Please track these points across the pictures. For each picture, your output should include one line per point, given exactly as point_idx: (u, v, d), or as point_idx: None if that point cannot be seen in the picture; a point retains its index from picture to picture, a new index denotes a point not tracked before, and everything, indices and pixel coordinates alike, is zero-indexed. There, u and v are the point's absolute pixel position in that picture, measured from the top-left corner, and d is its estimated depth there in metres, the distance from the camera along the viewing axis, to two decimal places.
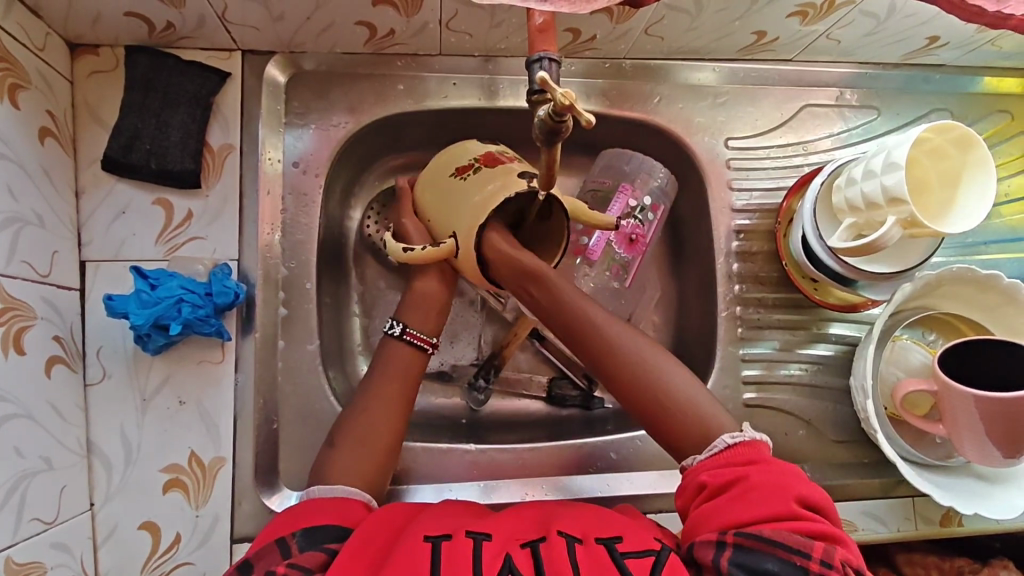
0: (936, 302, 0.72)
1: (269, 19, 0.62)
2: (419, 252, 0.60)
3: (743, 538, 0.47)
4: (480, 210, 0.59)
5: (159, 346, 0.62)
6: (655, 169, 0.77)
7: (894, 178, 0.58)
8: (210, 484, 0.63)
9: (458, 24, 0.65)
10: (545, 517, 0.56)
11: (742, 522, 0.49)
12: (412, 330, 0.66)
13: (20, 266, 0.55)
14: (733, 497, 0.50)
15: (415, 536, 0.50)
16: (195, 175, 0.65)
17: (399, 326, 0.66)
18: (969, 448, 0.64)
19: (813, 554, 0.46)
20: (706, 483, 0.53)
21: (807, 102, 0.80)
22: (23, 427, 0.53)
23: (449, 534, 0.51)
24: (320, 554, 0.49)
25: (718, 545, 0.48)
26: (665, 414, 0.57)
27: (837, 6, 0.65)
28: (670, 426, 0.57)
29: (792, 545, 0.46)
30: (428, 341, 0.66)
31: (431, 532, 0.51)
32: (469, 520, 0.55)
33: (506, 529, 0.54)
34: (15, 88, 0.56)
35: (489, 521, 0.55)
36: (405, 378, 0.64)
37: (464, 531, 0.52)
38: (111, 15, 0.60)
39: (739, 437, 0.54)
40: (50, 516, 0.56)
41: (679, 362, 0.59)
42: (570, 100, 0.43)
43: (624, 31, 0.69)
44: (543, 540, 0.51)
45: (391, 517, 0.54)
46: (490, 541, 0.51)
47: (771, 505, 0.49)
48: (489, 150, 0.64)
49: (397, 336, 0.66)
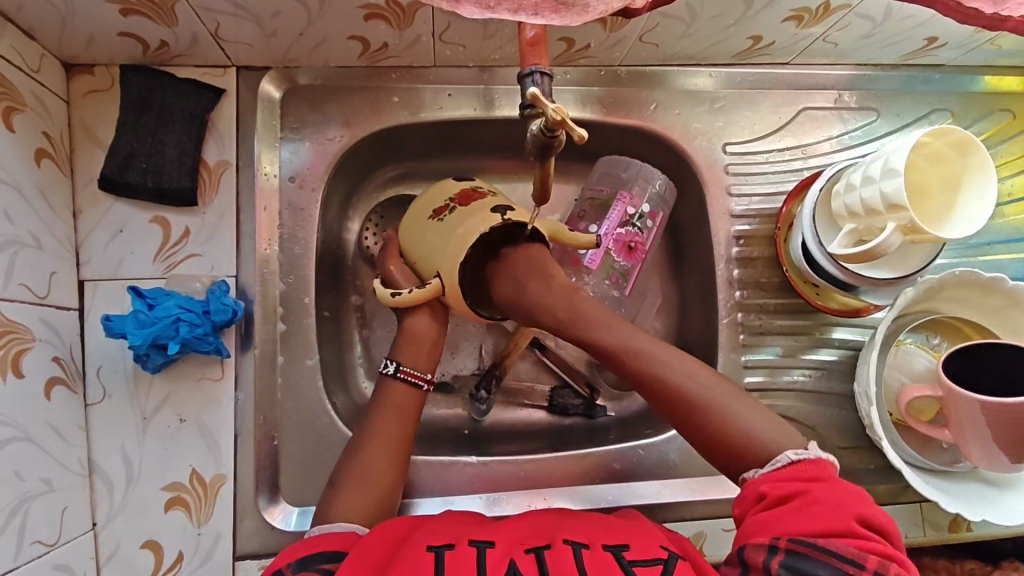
0: (939, 305, 0.71)
1: (261, 36, 0.62)
2: (408, 294, 0.61)
3: (796, 546, 0.47)
4: (457, 247, 0.59)
5: (158, 365, 0.62)
6: (653, 175, 0.76)
7: (893, 184, 0.57)
8: (212, 501, 0.63)
9: (451, 36, 0.65)
10: (551, 522, 0.56)
11: (797, 531, 0.48)
12: (406, 368, 0.66)
13: (18, 289, 0.55)
14: (794, 508, 0.50)
15: (416, 548, 0.51)
16: (192, 193, 0.65)
17: (393, 364, 0.67)
18: (976, 453, 0.63)
19: (866, 565, 0.46)
20: (766, 491, 0.52)
21: (805, 106, 0.79)
22: (24, 450, 0.53)
23: (451, 543, 0.52)
24: (315, 573, 0.50)
25: (770, 551, 0.48)
26: (720, 434, 0.56)
27: (832, 10, 0.65)
28: (724, 443, 0.56)
29: (847, 557, 0.46)
30: (422, 377, 0.67)
31: (433, 542, 0.52)
32: (473, 530, 0.55)
33: (509, 536, 0.54)
34: (10, 111, 0.56)
35: (492, 530, 0.55)
36: (403, 403, 0.65)
37: (467, 539, 0.52)
38: (104, 36, 0.60)
39: (803, 454, 0.53)
40: (52, 538, 0.56)
41: (725, 384, 0.58)
42: (561, 115, 0.43)
43: (618, 39, 0.68)
44: (547, 547, 0.51)
45: (387, 536, 0.54)
46: (492, 548, 0.51)
47: (831, 519, 0.48)
48: (463, 188, 0.65)
49: (390, 374, 0.66)
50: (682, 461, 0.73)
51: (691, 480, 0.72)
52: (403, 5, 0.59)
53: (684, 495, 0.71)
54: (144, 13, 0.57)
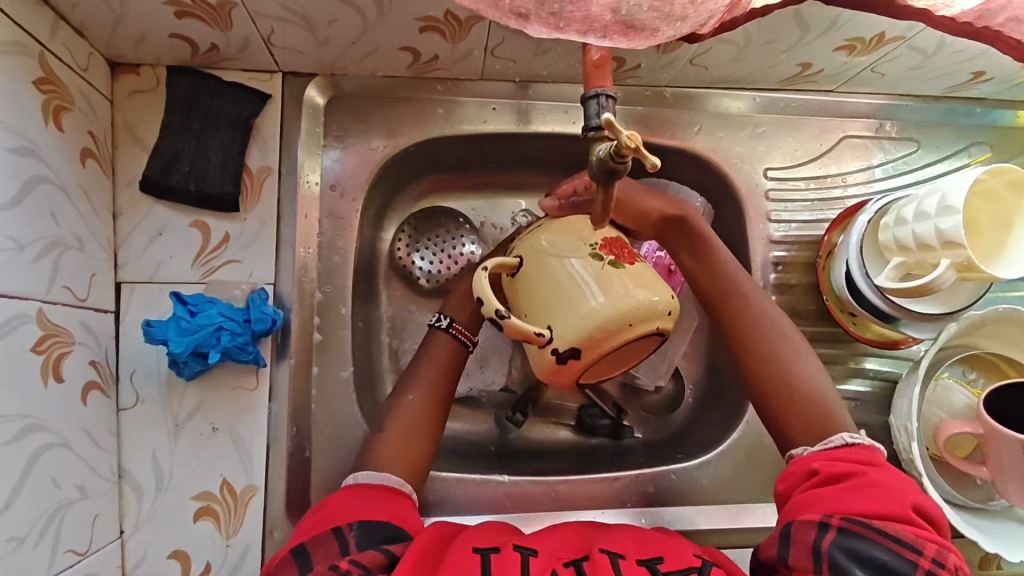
0: (978, 340, 0.71)
1: (313, 43, 0.61)
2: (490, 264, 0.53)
3: (849, 523, 0.49)
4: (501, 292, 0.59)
5: (194, 372, 0.61)
6: (692, 196, 0.81)
7: (950, 221, 0.57)
8: (242, 512, 0.62)
9: (503, 51, 0.65)
10: (586, 537, 0.56)
11: (852, 509, 0.50)
12: (458, 325, 0.65)
13: (61, 291, 0.54)
14: (849, 489, 0.51)
15: (463, 547, 0.50)
16: (233, 198, 0.64)
17: (446, 319, 0.65)
18: (1013, 493, 0.62)
19: (924, 551, 0.47)
20: (818, 470, 0.54)
21: (845, 134, 0.79)
22: (60, 455, 0.52)
23: (497, 547, 0.51)
24: (380, 554, 0.49)
25: (822, 528, 0.49)
26: (785, 393, 0.59)
27: (886, 41, 0.65)
28: (783, 402, 0.59)
29: (904, 540, 0.48)
30: (470, 338, 0.65)
31: (478, 544, 0.51)
32: (512, 536, 0.55)
33: (550, 547, 0.53)
34: (60, 110, 0.55)
35: (532, 539, 0.55)
36: (445, 358, 0.64)
37: (512, 544, 0.52)
38: (156, 37, 0.59)
39: (856, 438, 0.55)
40: (84, 547, 0.54)
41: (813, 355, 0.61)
42: (635, 142, 0.41)
43: (669, 60, 0.68)
44: (586, 560, 0.51)
45: (440, 531, 0.54)
46: (536, 556, 0.51)
47: (887, 505, 0.50)
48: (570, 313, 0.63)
49: (443, 329, 0.65)
50: (714, 488, 0.73)
51: (722, 507, 0.72)
52: (460, 19, 0.59)
53: (715, 523, 0.71)
54: (199, 16, 0.56)
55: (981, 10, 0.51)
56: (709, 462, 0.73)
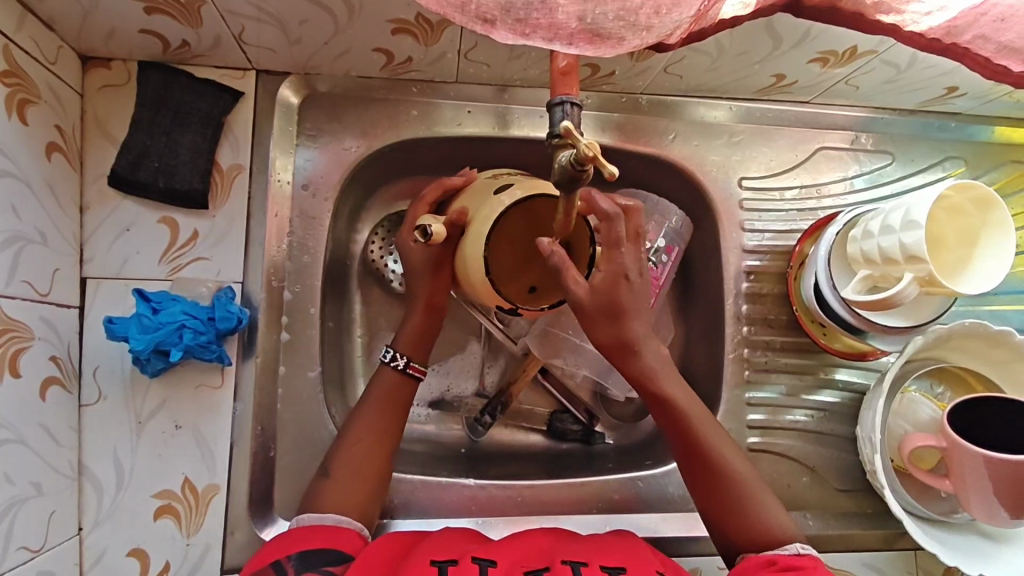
0: (946, 354, 0.71)
1: (285, 42, 0.61)
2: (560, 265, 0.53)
3: None
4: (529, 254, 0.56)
5: (158, 369, 0.61)
6: (670, 211, 0.76)
7: (913, 236, 0.57)
8: (203, 511, 0.62)
9: (477, 54, 0.65)
10: (550, 545, 0.56)
11: None
12: (416, 364, 0.64)
13: (20, 286, 0.54)
14: None
15: (421, 561, 0.51)
16: (202, 196, 0.64)
17: (403, 360, 0.64)
18: (975, 506, 0.63)
19: None
20: (777, 561, 0.54)
21: (821, 145, 0.79)
22: (15, 452, 0.52)
23: (455, 558, 0.52)
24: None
25: None
26: (728, 499, 0.59)
27: (858, 55, 0.65)
28: (729, 504, 0.59)
29: None
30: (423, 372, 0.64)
31: (436, 557, 0.52)
32: (474, 547, 0.55)
33: (511, 555, 0.54)
34: (24, 104, 0.55)
35: (491, 547, 0.55)
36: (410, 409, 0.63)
37: (470, 556, 0.52)
38: (125, 32, 0.59)
39: (807, 551, 0.56)
40: (38, 544, 0.54)
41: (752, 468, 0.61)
42: (593, 151, 0.41)
43: (642, 68, 0.68)
44: (547, 570, 0.51)
45: (393, 547, 0.54)
46: (495, 567, 0.51)
47: None
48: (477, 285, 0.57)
49: (399, 369, 0.63)
50: (680, 496, 0.73)
51: (688, 515, 0.71)
52: (431, 22, 0.59)
53: (681, 531, 0.70)
54: (168, 12, 0.56)
55: (948, 26, 0.51)
56: (677, 469, 0.73)
